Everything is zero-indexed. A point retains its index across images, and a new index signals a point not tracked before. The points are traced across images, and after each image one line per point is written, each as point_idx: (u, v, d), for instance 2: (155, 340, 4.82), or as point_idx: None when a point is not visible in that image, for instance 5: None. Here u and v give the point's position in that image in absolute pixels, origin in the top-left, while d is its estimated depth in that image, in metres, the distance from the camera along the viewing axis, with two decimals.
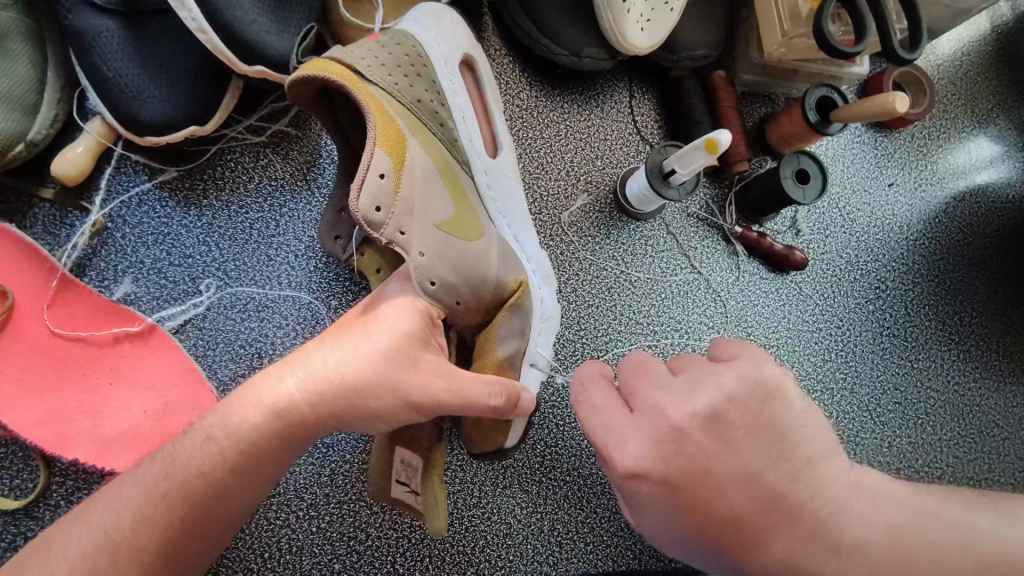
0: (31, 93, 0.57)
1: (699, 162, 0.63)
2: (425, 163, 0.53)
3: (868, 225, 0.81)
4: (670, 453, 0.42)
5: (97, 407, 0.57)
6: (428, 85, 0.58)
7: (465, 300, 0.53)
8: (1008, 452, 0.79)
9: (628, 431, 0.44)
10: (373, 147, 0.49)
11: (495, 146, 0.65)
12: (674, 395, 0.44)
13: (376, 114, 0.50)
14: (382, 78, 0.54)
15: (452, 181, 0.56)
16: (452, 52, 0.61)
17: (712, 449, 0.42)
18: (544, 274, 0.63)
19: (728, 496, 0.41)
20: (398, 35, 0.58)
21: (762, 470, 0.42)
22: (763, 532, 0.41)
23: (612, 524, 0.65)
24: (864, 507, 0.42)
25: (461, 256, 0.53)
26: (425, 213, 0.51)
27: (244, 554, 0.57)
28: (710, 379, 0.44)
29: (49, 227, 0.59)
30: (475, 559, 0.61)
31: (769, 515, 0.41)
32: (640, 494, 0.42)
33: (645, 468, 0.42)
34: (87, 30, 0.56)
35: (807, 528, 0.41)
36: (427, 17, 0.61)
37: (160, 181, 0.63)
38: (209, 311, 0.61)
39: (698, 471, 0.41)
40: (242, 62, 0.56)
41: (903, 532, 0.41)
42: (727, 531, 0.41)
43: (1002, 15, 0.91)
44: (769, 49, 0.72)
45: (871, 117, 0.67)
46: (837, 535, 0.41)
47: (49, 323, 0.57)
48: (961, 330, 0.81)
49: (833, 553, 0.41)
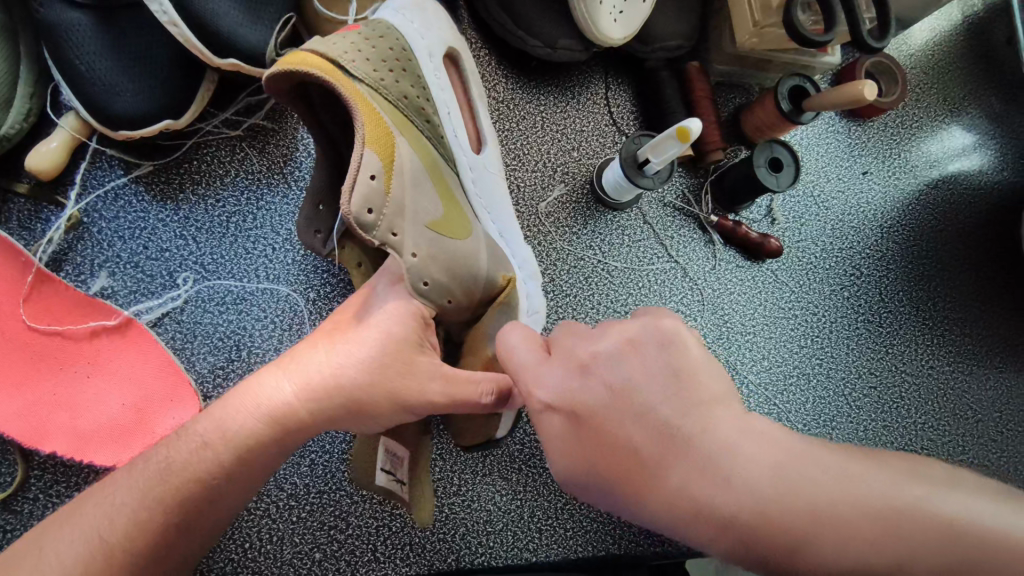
0: (4, 88, 0.57)
1: (673, 150, 0.64)
2: (413, 160, 0.54)
3: (842, 213, 0.82)
4: (581, 387, 0.42)
5: (76, 401, 0.57)
6: (413, 80, 0.58)
7: (455, 299, 0.54)
8: (982, 434, 0.80)
9: (541, 368, 0.44)
10: (362, 147, 0.48)
11: (479, 140, 0.65)
12: (586, 338, 0.44)
13: (363, 111, 0.49)
14: (367, 72, 0.53)
15: (438, 178, 0.56)
16: (437, 46, 0.62)
17: (611, 384, 0.41)
18: (530, 271, 0.64)
19: (627, 427, 0.40)
20: (381, 28, 0.58)
21: (654, 404, 0.40)
22: (657, 464, 0.38)
23: (592, 510, 0.66)
24: (754, 447, 0.37)
25: (450, 256, 0.54)
26: (415, 213, 0.52)
27: (224, 544, 0.58)
28: (618, 326, 0.44)
29: (25, 222, 0.60)
30: (456, 546, 0.62)
31: (663, 446, 0.38)
32: (553, 431, 0.42)
33: (556, 401, 0.42)
34: (59, 24, 0.56)
35: (698, 460, 0.37)
36: (410, 10, 0.61)
37: (136, 176, 0.63)
38: (187, 304, 0.62)
39: (600, 402, 0.41)
40: (213, 54, 0.57)
41: (797, 475, 0.35)
42: (621, 461, 0.39)
43: (973, 5, 0.92)
44: (742, 40, 0.73)
45: (842, 105, 0.68)
46: (723, 468, 0.36)
47: (25, 318, 0.57)
48: (934, 315, 0.82)
49: (718, 485, 0.36)
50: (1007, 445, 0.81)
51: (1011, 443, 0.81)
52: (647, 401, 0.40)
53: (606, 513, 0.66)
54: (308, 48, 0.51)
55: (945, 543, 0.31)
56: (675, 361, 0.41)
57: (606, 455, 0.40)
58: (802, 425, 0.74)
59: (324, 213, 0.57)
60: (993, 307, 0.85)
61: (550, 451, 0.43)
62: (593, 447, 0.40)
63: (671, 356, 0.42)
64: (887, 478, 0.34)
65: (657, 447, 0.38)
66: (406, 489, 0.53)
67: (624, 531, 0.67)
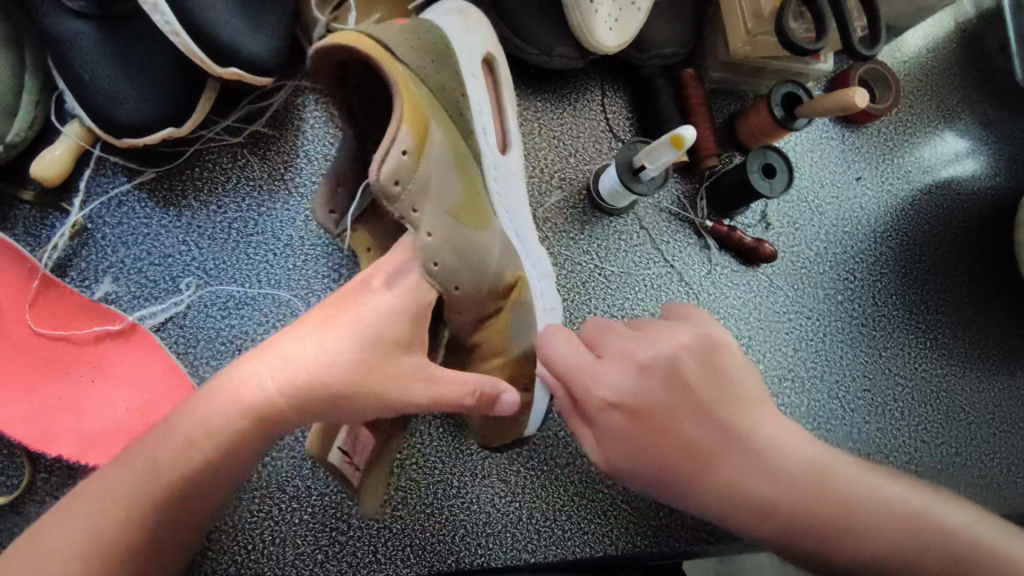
0: (10, 97, 0.58)
1: (667, 157, 0.64)
2: (443, 150, 0.55)
3: (837, 218, 0.83)
4: (642, 387, 0.47)
5: (80, 405, 0.58)
6: (451, 77, 0.59)
7: (463, 286, 0.54)
8: (974, 436, 0.81)
9: (599, 368, 0.49)
10: (399, 122, 0.50)
11: (505, 140, 0.66)
12: (638, 342, 0.49)
13: (403, 93, 0.51)
14: (411, 61, 0.55)
15: (465, 170, 0.58)
16: (476, 49, 0.63)
17: (669, 387, 0.47)
18: (543, 271, 0.64)
19: (686, 426, 0.46)
20: (428, 24, 0.60)
21: (710, 405, 0.46)
22: (712, 458, 0.45)
23: (589, 512, 0.67)
24: (791, 443, 0.46)
25: (462, 242, 0.55)
26: (438, 197, 0.53)
27: (228, 545, 0.59)
28: (667, 334, 0.49)
29: (30, 229, 0.61)
30: (455, 547, 0.63)
31: (719, 442, 0.45)
32: (613, 426, 0.47)
33: (618, 399, 0.47)
34: (64, 34, 0.57)
35: (749, 453, 0.45)
36: (455, 12, 0.63)
37: (138, 182, 0.64)
38: (189, 309, 0.62)
39: (661, 403, 0.47)
40: (215, 63, 0.57)
41: (827, 473, 0.44)
42: (683, 454, 0.45)
43: (966, 13, 0.93)
44: (735, 47, 0.74)
45: (835, 112, 0.69)
46: (770, 462, 0.44)
47: (31, 323, 0.58)
48: (927, 319, 0.83)
49: (767, 475, 0.44)
50: (1000, 447, 0.82)
51: (1004, 445, 0.82)
52: (704, 404, 0.46)
53: (604, 515, 0.67)
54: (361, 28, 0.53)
55: (949, 543, 0.40)
56: (718, 366, 0.48)
57: (661, 451, 0.46)
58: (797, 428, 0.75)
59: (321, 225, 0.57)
60: (986, 312, 0.86)
61: (607, 444, 0.48)
62: (650, 442, 0.46)
63: (713, 358, 0.48)
64: (899, 487, 0.44)
65: (711, 448, 0.45)
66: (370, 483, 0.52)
67: (621, 533, 0.67)
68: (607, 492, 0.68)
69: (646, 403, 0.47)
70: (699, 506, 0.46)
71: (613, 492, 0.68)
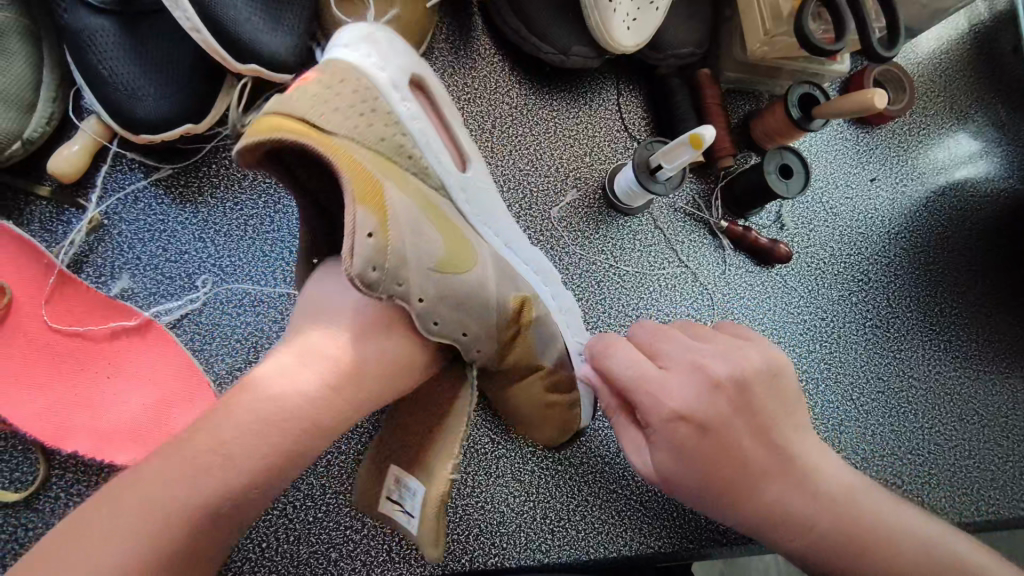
0: (28, 92, 0.57)
1: (685, 157, 0.64)
2: (405, 203, 0.50)
3: (851, 219, 0.83)
4: (708, 402, 0.45)
5: (96, 401, 0.57)
6: (384, 118, 0.54)
7: (472, 331, 0.52)
8: (986, 439, 0.81)
9: (667, 381, 0.47)
10: (354, 206, 0.45)
11: (463, 159, 0.62)
12: (706, 354, 0.48)
13: (346, 165, 0.47)
14: (341, 125, 0.50)
15: (434, 211, 0.53)
16: (399, 74, 0.57)
17: (738, 404, 0.46)
18: (546, 276, 0.64)
19: (747, 444, 0.46)
20: (340, 70, 0.54)
21: (770, 426, 0.47)
22: (763, 480, 0.46)
23: (604, 512, 0.67)
24: (829, 474, 0.47)
25: (455, 292, 0.51)
26: (419, 259, 0.48)
27: (243, 543, 0.58)
28: (736, 350, 0.49)
29: (47, 224, 0.60)
30: (470, 547, 0.63)
31: (773, 464, 0.46)
32: (677, 438, 0.45)
33: (687, 411, 0.45)
34: (84, 29, 0.57)
35: (796, 478, 0.46)
36: (356, 41, 0.56)
37: (155, 179, 0.64)
38: (205, 306, 0.62)
39: (728, 419, 0.46)
40: (236, 61, 0.57)
41: (867, 508, 0.45)
42: (739, 471, 0.45)
43: (979, 14, 0.93)
44: (753, 48, 0.74)
45: (852, 113, 0.69)
46: (817, 489, 0.46)
47: (46, 318, 0.58)
48: (941, 321, 0.83)
49: (813, 500, 0.45)
50: (1013, 450, 0.81)
51: (1017, 448, 0.81)
52: (768, 426, 0.46)
53: (618, 516, 0.67)
54: (275, 113, 0.48)
55: None
56: (783, 393, 0.48)
57: (723, 468, 0.45)
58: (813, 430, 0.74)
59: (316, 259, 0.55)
60: (998, 314, 0.85)
61: (665, 454, 0.46)
62: (712, 459, 0.45)
63: (780, 384, 0.48)
64: (930, 528, 0.45)
65: (763, 470, 0.46)
66: (415, 526, 0.48)
67: (635, 533, 0.67)
68: (621, 492, 0.68)
69: (719, 420, 0.45)
70: (741, 522, 0.46)
71: (627, 492, 0.68)
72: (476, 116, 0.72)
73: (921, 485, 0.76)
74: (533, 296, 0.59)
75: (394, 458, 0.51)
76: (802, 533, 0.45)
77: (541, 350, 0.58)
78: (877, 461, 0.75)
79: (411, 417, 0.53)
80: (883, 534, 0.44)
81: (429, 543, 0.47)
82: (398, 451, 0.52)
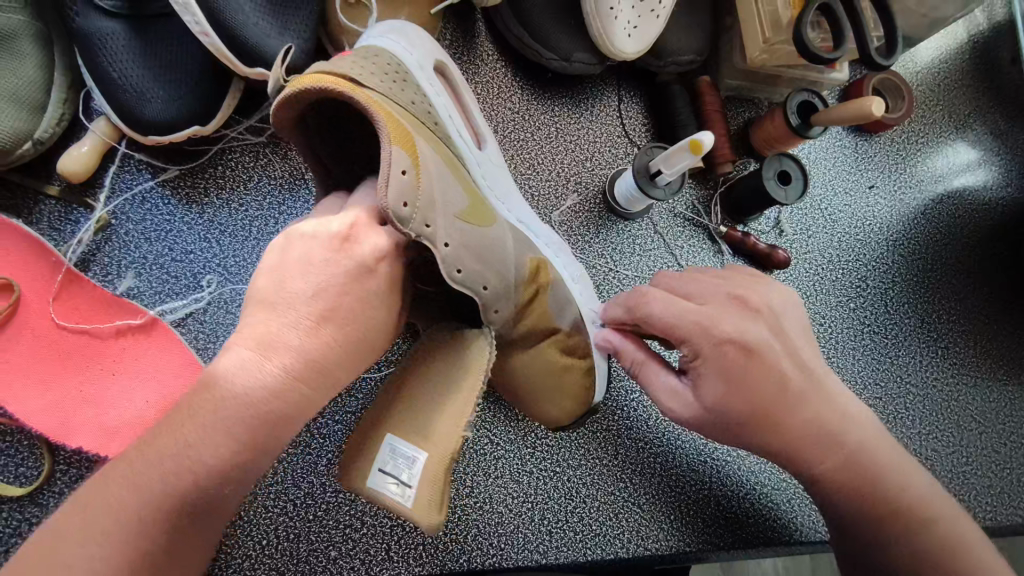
0: (39, 93, 0.58)
1: (685, 162, 0.65)
2: (434, 158, 0.52)
3: (849, 226, 0.84)
4: (748, 327, 0.51)
5: (100, 398, 0.58)
6: (413, 86, 0.56)
7: (492, 285, 0.53)
8: (984, 445, 0.81)
9: (710, 309, 0.51)
10: (390, 145, 0.46)
11: (478, 138, 0.65)
12: (736, 288, 0.54)
13: (381, 112, 0.48)
14: (377, 83, 0.52)
15: (458, 172, 0.55)
16: (427, 59, 0.61)
17: (770, 331, 0.52)
18: (555, 246, 0.65)
19: (780, 368, 0.51)
20: (374, 48, 0.56)
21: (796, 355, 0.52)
22: (793, 405, 0.51)
23: (600, 514, 0.67)
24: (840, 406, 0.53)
25: (479, 243, 0.52)
26: (445, 205, 0.50)
27: (243, 540, 0.59)
28: (762, 286, 0.55)
29: (54, 223, 0.61)
30: (468, 546, 0.63)
31: (800, 391, 0.51)
32: (724, 359, 0.50)
33: (732, 333, 0.50)
34: (94, 33, 0.58)
35: (816, 407, 0.51)
36: (392, 31, 0.60)
37: (162, 179, 0.65)
38: (210, 305, 0.63)
39: (767, 344, 0.51)
40: (243, 65, 0.58)
41: (865, 439, 0.53)
42: (775, 394, 0.50)
43: (978, 25, 0.94)
44: (752, 56, 0.75)
45: (848, 120, 0.70)
46: (831, 420, 0.52)
47: (54, 316, 0.59)
48: (939, 328, 0.84)
49: (825, 428, 0.52)
50: (1011, 457, 0.81)
51: (1014, 456, 0.82)
52: (800, 352, 0.53)
53: (616, 517, 0.67)
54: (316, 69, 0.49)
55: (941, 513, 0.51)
56: (805, 326, 0.55)
57: (764, 392, 0.50)
58: None
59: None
60: (996, 322, 0.86)
61: (712, 375, 0.50)
62: (753, 381, 0.50)
63: (803, 317, 0.55)
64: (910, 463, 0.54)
65: (793, 397, 0.51)
66: (410, 495, 0.45)
67: (633, 534, 0.67)
68: (619, 494, 0.68)
69: (763, 345, 0.50)
70: (768, 443, 0.51)
71: (625, 494, 0.68)
72: None
73: None
74: (546, 262, 0.60)
75: (388, 426, 0.48)
76: (822, 450, 0.52)
77: (558, 311, 0.60)
78: None
79: (408, 384, 0.51)
80: (880, 452, 0.53)
81: (428, 512, 0.45)
82: (390, 419, 0.48)
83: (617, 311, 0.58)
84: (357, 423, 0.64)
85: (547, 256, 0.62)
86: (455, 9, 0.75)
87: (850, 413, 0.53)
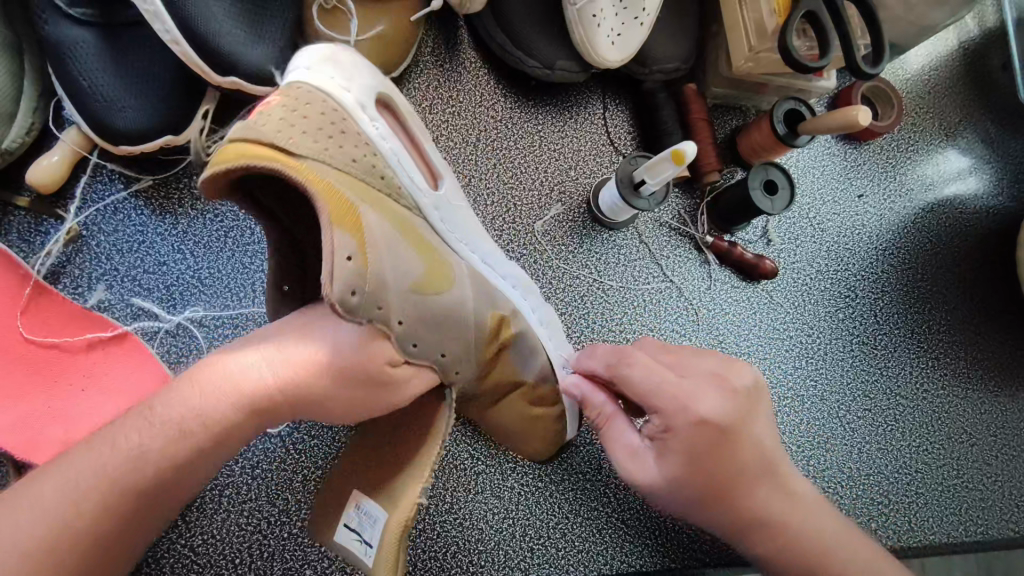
0: (8, 103, 0.57)
1: (669, 172, 0.64)
2: (380, 221, 0.48)
3: (838, 235, 0.82)
4: (730, 408, 0.50)
5: (67, 413, 0.57)
6: (354, 137, 0.51)
7: (450, 351, 0.51)
8: (976, 458, 0.80)
9: (692, 389, 0.50)
10: (331, 227, 0.43)
11: (435, 178, 0.60)
12: (716, 360, 0.54)
13: (320, 190, 0.44)
14: (309, 147, 0.47)
15: (410, 230, 0.52)
16: (366, 94, 0.54)
17: (747, 412, 0.51)
18: (523, 287, 0.63)
19: (749, 449, 0.51)
20: (307, 94, 0.51)
21: (768, 432, 0.53)
22: (753, 487, 0.51)
23: (584, 530, 0.66)
24: (800, 489, 0.54)
25: (433, 316, 0.50)
26: (395, 281, 0.47)
27: (215, 559, 0.58)
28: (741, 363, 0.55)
29: (24, 235, 0.60)
30: (447, 564, 0.62)
31: (765, 470, 0.51)
32: (699, 440, 0.49)
33: (713, 415, 0.49)
34: (64, 41, 0.57)
35: (776, 489, 0.52)
36: (320, 64, 0.53)
37: (135, 190, 0.63)
38: (183, 321, 0.62)
39: (741, 422, 0.51)
40: (215, 73, 0.57)
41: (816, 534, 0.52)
42: (739, 474, 0.50)
43: (968, 31, 0.93)
44: (737, 63, 0.74)
45: (834, 129, 0.69)
46: (790, 506, 0.52)
47: (22, 330, 0.58)
48: (930, 338, 0.83)
49: (784, 514, 0.52)
50: (1002, 469, 0.80)
51: (1006, 468, 0.80)
52: (766, 435, 0.52)
53: (599, 533, 0.66)
54: (239, 139, 0.45)
55: None
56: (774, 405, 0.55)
57: (729, 471, 0.50)
58: (797, 448, 0.73)
59: (283, 303, 0.52)
60: (988, 332, 0.85)
61: (669, 454, 0.50)
62: (719, 463, 0.49)
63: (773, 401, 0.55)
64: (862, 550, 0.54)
65: (759, 477, 0.51)
66: (371, 555, 0.45)
67: (616, 551, 0.66)
68: (602, 510, 0.67)
69: (732, 425, 0.50)
70: (715, 521, 0.51)
71: (609, 510, 0.67)
72: (461, 130, 0.72)
73: (906, 505, 0.75)
74: (509, 318, 0.57)
75: (360, 484, 0.50)
76: (771, 533, 0.52)
77: (522, 366, 0.58)
78: (862, 482, 0.74)
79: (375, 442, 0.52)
80: (835, 545, 0.53)
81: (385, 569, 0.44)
82: (360, 475, 0.51)
83: (595, 364, 0.57)
84: (333, 438, 0.63)
85: (516, 305, 0.60)
86: (437, 13, 0.74)
87: (804, 500, 0.53)
